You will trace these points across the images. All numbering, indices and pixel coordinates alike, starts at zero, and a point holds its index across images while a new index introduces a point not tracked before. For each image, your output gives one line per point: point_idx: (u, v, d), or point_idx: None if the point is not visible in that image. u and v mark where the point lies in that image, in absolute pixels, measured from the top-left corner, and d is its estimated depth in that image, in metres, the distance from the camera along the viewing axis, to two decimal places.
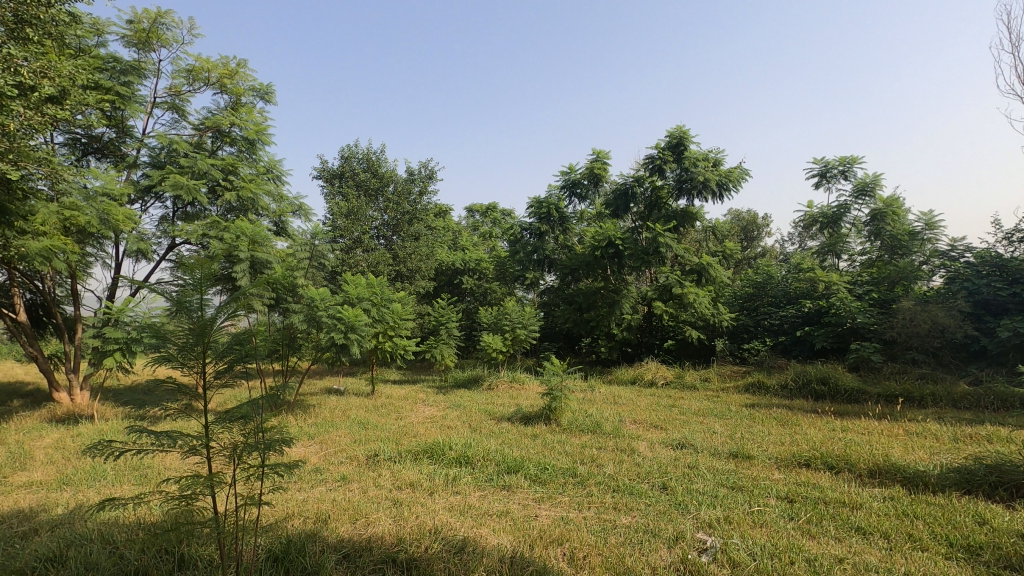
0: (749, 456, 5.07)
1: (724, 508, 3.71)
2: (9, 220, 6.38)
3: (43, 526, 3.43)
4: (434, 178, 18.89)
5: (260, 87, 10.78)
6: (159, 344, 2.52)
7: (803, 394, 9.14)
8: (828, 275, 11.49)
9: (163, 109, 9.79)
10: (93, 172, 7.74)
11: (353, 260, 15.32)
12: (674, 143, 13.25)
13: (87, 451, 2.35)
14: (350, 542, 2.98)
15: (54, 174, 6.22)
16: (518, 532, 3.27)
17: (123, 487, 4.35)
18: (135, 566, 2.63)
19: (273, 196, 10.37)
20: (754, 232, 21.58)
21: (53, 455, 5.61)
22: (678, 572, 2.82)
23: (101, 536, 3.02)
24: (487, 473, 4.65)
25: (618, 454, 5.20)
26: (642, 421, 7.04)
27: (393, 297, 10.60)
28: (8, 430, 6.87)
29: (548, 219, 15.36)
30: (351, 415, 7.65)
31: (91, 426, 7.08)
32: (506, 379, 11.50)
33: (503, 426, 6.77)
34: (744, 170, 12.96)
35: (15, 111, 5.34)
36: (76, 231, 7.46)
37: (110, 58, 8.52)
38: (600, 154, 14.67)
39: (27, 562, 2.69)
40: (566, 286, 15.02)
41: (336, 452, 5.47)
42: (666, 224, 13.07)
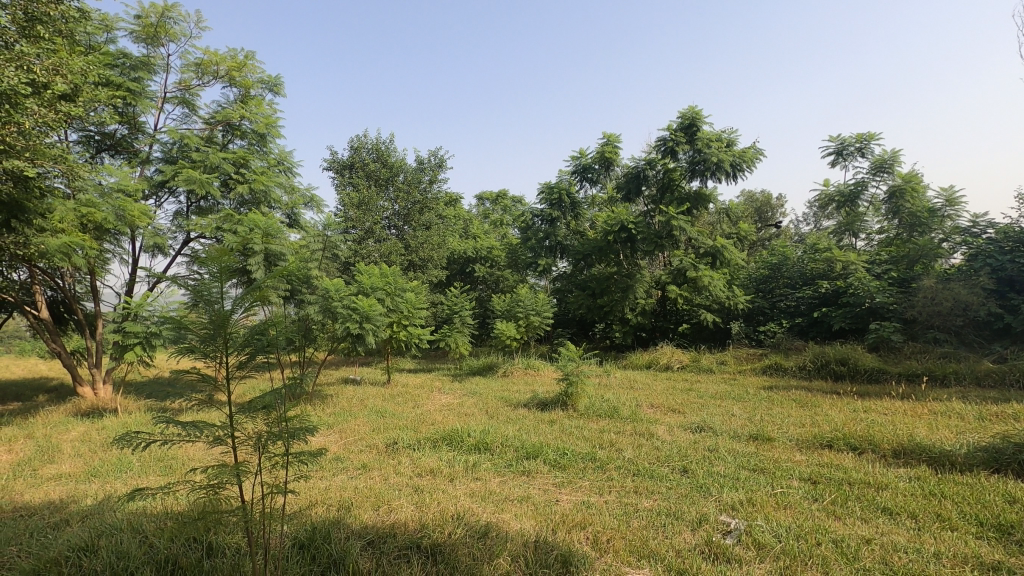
0: (769, 438, 5.02)
1: (746, 490, 3.69)
2: (28, 219, 6.46)
3: (74, 517, 3.51)
4: (443, 167, 18.86)
5: (269, 79, 10.72)
6: (181, 337, 2.54)
7: (822, 375, 9.06)
8: (846, 255, 11.31)
9: (173, 104, 9.81)
10: (108, 169, 7.80)
11: (366, 251, 15.39)
12: (686, 124, 13.03)
13: (115, 442, 2.37)
14: (374, 529, 3.00)
15: (71, 171, 6.28)
16: (540, 517, 3.27)
17: (150, 478, 4.43)
18: (165, 554, 2.66)
19: (284, 188, 10.38)
20: (768, 213, 21.36)
21: (80, 447, 5.73)
22: (702, 554, 2.81)
23: (130, 526, 3.07)
24: (506, 459, 4.67)
25: (637, 438, 5.18)
26: (660, 405, 7.03)
27: (406, 286, 10.63)
28: (36, 424, 7.02)
29: (560, 204, 15.26)
30: (369, 404, 7.71)
31: (116, 419, 7.20)
32: (521, 366, 11.54)
33: (520, 413, 6.80)
34: (758, 150, 12.73)
35: (30, 109, 5.38)
36: (93, 228, 7.56)
37: (120, 55, 8.55)
38: (610, 137, 14.51)
39: (60, 552, 2.74)
40: (579, 272, 14.98)
41: (355, 441, 5.51)
42: (679, 206, 12.94)
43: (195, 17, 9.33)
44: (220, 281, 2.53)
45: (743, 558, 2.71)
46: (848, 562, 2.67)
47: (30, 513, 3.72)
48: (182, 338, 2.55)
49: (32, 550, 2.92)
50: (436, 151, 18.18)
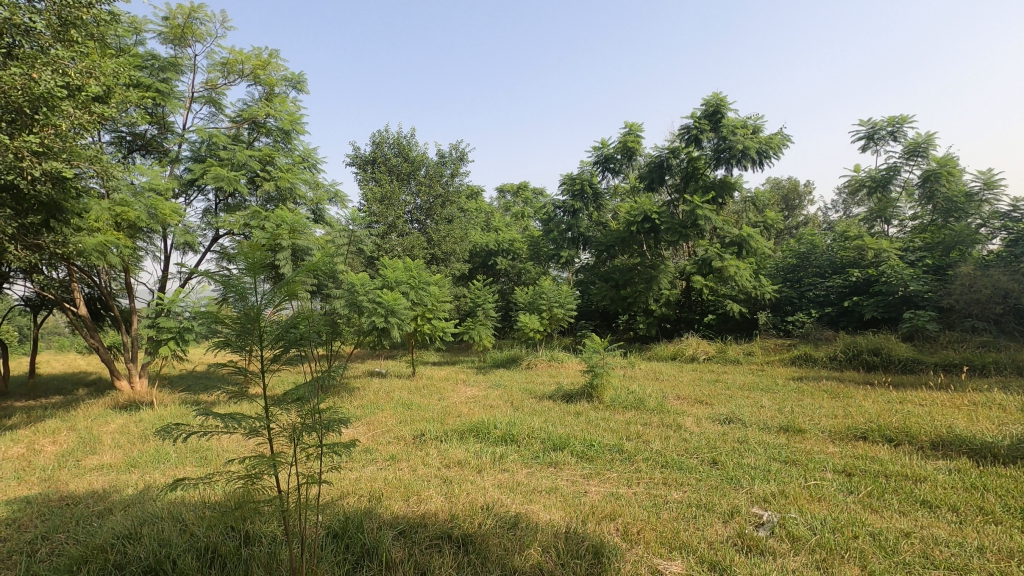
0: (801, 430, 4.93)
1: (779, 483, 3.63)
2: (65, 218, 6.67)
3: (117, 505, 3.63)
4: (464, 160, 18.90)
5: (293, 76, 10.84)
6: (215, 331, 2.59)
7: (854, 365, 8.87)
8: (878, 243, 11.00)
9: (200, 103, 10.00)
10: (139, 169, 7.98)
11: (389, 245, 15.55)
12: (710, 111, 12.75)
13: (157, 434, 2.43)
14: (405, 519, 3.05)
15: (105, 172, 6.44)
16: (569, 508, 3.28)
17: (186, 469, 4.56)
18: (205, 542, 2.73)
19: (309, 184, 10.50)
20: (796, 200, 20.88)
21: (120, 439, 5.92)
22: (735, 547, 2.78)
23: (171, 515, 3.17)
24: (534, 450, 4.68)
25: (664, 430, 5.13)
26: (686, 396, 6.96)
27: (430, 280, 10.67)
28: (77, 417, 7.27)
29: (582, 195, 15.15)
30: (395, 397, 7.81)
31: (152, 412, 7.41)
32: (545, 358, 11.54)
33: (545, 404, 6.81)
34: (785, 136, 12.41)
35: (66, 112, 5.54)
36: (127, 226, 7.80)
37: (149, 56, 8.73)
38: (633, 126, 14.33)
39: (106, 539, 2.83)
40: (602, 264, 14.91)
41: (382, 433, 5.58)
42: (704, 195, 12.75)
43: (220, 17, 9.46)
44: (252, 275, 2.58)
45: (778, 551, 2.68)
46: (886, 556, 2.61)
47: (75, 503, 3.87)
48: (216, 332, 2.61)
49: (79, 537, 3.02)
50: (457, 144, 18.22)
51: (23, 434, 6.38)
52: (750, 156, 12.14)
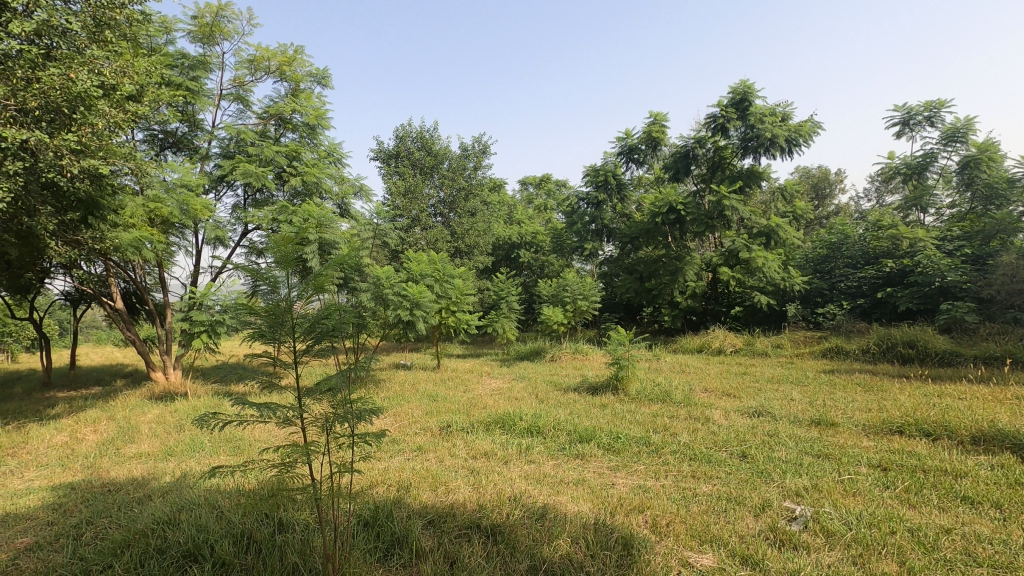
0: (833, 423, 4.83)
1: (812, 476, 3.56)
2: (103, 215, 6.89)
3: (156, 492, 3.75)
4: (487, 153, 18.89)
5: (317, 72, 10.94)
6: (248, 323, 2.63)
7: (888, 358, 8.65)
8: (913, 232, 10.65)
9: (229, 100, 10.18)
10: (171, 166, 8.17)
11: (412, 238, 15.68)
12: (738, 99, 12.46)
13: (195, 423, 2.48)
14: (434, 509, 3.08)
15: (140, 169, 6.61)
16: (597, 500, 3.27)
17: (220, 458, 4.69)
18: (241, 528, 2.80)
19: (335, 178, 10.63)
20: (826, 189, 20.36)
21: (156, 429, 6.11)
22: (767, 541, 2.74)
23: (207, 501, 3.26)
24: (560, 442, 4.68)
25: (691, 423, 5.08)
26: (714, 389, 6.87)
27: (454, 273, 10.72)
28: (116, 407, 7.53)
29: (605, 186, 15.00)
30: (421, 389, 7.90)
31: (186, 403, 7.62)
32: (569, 350, 11.52)
33: (570, 397, 6.81)
34: (816, 123, 12.06)
35: (102, 112, 5.70)
36: (160, 222, 8.02)
37: (179, 55, 8.90)
38: (657, 116, 14.12)
39: (147, 524, 2.93)
40: (626, 256, 14.85)
41: (410, 424, 5.65)
42: (731, 185, 12.51)
43: (247, 15, 9.59)
44: (283, 268, 2.62)
45: (811, 546, 2.63)
46: (926, 552, 2.55)
47: (116, 489, 4.01)
48: (250, 324, 2.66)
49: (121, 522, 3.13)
50: (479, 137, 18.23)
51: (67, 423, 6.64)
52: (778, 144, 11.86)
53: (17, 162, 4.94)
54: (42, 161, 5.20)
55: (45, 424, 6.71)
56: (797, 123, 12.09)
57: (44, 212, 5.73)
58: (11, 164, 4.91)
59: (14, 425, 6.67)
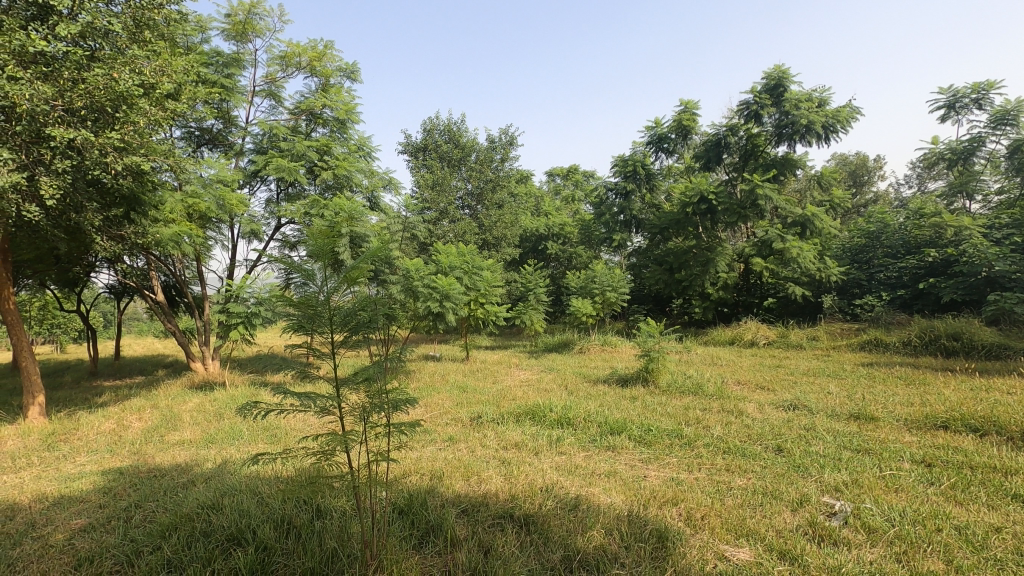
0: (873, 417, 4.70)
1: (851, 471, 3.48)
2: (145, 210, 7.14)
3: (199, 478, 3.89)
4: (514, 145, 18.88)
5: (347, 66, 11.05)
6: (288, 315, 2.68)
7: (931, 351, 8.35)
8: (959, 220, 10.23)
9: (262, 97, 10.38)
10: (208, 162, 8.37)
11: (440, 231, 15.81)
12: (772, 84, 12.10)
13: (238, 412, 2.54)
14: (467, 498, 3.12)
15: (178, 165, 6.79)
16: (630, 492, 3.25)
17: (258, 446, 4.83)
18: (282, 514, 2.88)
19: (365, 172, 10.76)
20: (864, 176, 19.73)
21: (197, 417, 6.31)
22: (806, 536, 2.68)
23: (248, 488, 3.36)
24: (590, 434, 4.67)
25: (725, 416, 5.01)
26: (747, 382, 6.76)
27: (483, 265, 10.74)
28: (159, 396, 7.83)
29: (634, 176, 14.81)
30: (450, 380, 7.98)
31: (224, 393, 7.86)
32: (598, 342, 11.48)
33: (600, 389, 6.80)
34: (855, 108, 11.63)
35: (143, 110, 5.87)
36: (198, 217, 8.25)
37: (214, 53, 9.11)
38: (688, 104, 13.86)
39: (192, 509, 3.04)
40: (656, 247, 14.65)
41: (441, 414, 5.72)
42: (765, 173, 12.22)
43: (278, 12, 9.74)
44: (322, 262, 2.65)
45: (852, 542, 2.57)
46: (974, 551, 2.46)
47: (162, 474, 4.18)
48: (290, 316, 2.71)
49: (168, 506, 3.26)
50: (506, 128, 18.23)
51: (114, 411, 6.92)
52: (815, 131, 11.49)
53: (65, 161, 5.14)
54: (88, 159, 5.39)
55: (93, 411, 7.01)
56: (835, 108, 11.67)
57: (90, 209, 5.95)
58: (59, 162, 5.11)
59: (65, 413, 6.99)
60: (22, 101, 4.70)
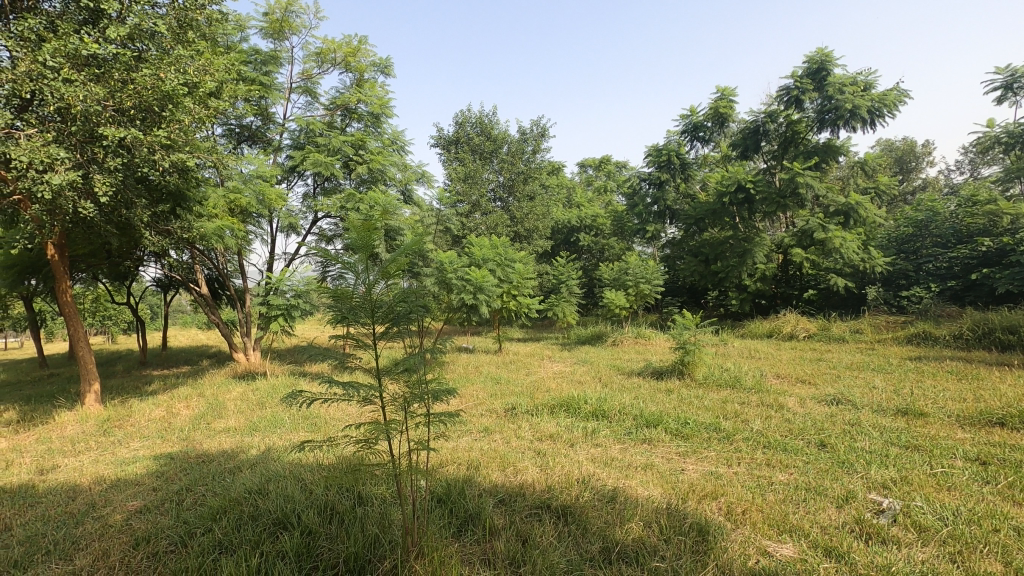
0: (922, 413, 4.52)
1: (899, 469, 3.36)
2: (190, 206, 7.36)
3: (244, 464, 4.03)
4: (545, 136, 18.80)
5: (380, 61, 11.16)
6: (333, 307, 2.73)
7: (984, 345, 7.99)
8: (1016, 207, 9.70)
9: (298, 93, 10.59)
10: (248, 158, 8.59)
11: (472, 224, 15.90)
12: (815, 69, 11.69)
13: (283, 401, 2.60)
14: (505, 489, 3.15)
15: (220, 161, 6.99)
16: (667, 485, 3.23)
17: (299, 434, 4.97)
18: (325, 500, 2.96)
19: (398, 166, 10.87)
20: (911, 162, 18.94)
21: (241, 405, 6.54)
22: (852, 534, 2.61)
23: (292, 474, 3.47)
24: (626, 427, 4.65)
25: (764, 410, 4.90)
26: (787, 375, 6.59)
27: (515, 258, 10.75)
28: (205, 385, 8.13)
29: (668, 166, 14.55)
30: (484, 371, 8.03)
31: (265, 382, 8.10)
32: (631, 335, 11.38)
33: (634, 381, 6.76)
34: (903, 92, 11.10)
35: (188, 109, 6.06)
36: (239, 212, 8.50)
37: (252, 51, 9.32)
38: (725, 91, 13.52)
39: (240, 493, 3.16)
40: (691, 238, 14.40)
41: (476, 405, 5.78)
42: (806, 161, 11.84)
43: (313, 9, 9.89)
44: (363, 254, 2.68)
45: (902, 540, 2.49)
46: None
47: (210, 460, 4.34)
48: (333, 308, 2.75)
49: (216, 490, 3.38)
50: (538, 119, 18.17)
51: (163, 399, 7.22)
52: (860, 116, 11.03)
53: (117, 159, 5.34)
54: (137, 156, 5.59)
55: (144, 399, 7.33)
56: (882, 92, 11.16)
57: (139, 205, 6.20)
58: (111, 161, 5.33)
59: (119, 400, 7.33)
60: (76, 102, 4.92)
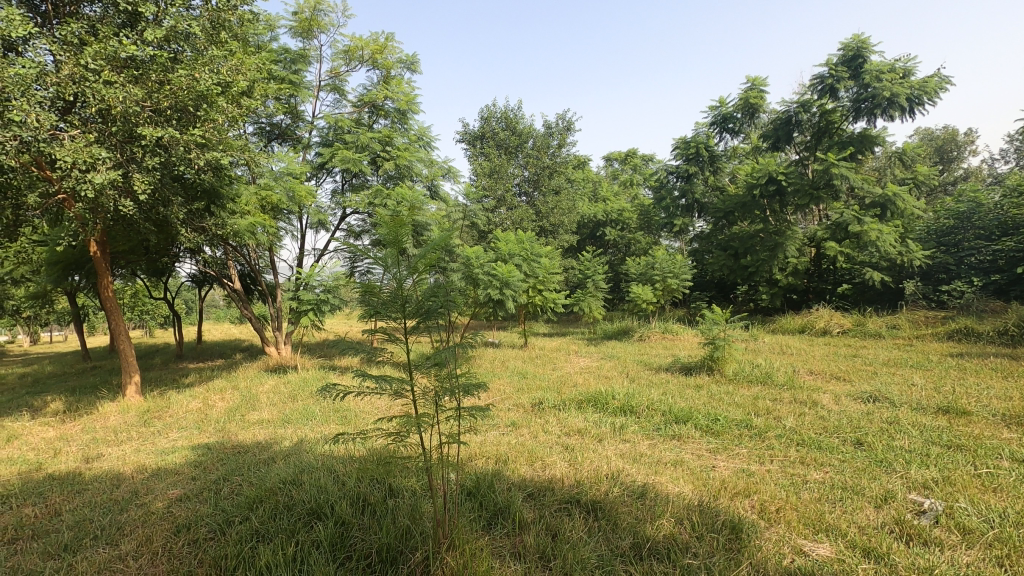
0: (966, 412, 4.36)
1: (941, 469, 3.25)
2: (223, 203, 7.53)
3: (278, 455, 4.12)
4: (571, 130, 18.68)
5: (407, 57, 11.22)
6: (366, 301, 2.77)
7: None
8: None
9: (327, 91, 10.73)
10: (278, 156, 8.75)
11: (498, 219, 15.92)
12: (850, 56, 11.34)
13: (317, 394, 2.65)
14: (534, 483, 3.16)
15: (252, 159, 7.13)
16: (699, 482, 3.18)
17: (330, 427, 5.06)
18: (357, 492, 3.01)
19: (425, 161, 10.93)
20: (953, 151, 18.25)
21: (273, 398, 6.69)
22: (892, 534, 2.54)
23: (325, 465, 3.54)
24: (655, 422, 4.60)
25: (797, 407, 4.80)
26: (820, 372, 6.44)
27: (541, 252, 10.74)
28: (239, 378, 8.35)
29: (696, 159, 14.31)
30: (511, 366, 8.05)
31: (296, 376, 8.27)
32: (658, 330, 11.25)
33: (663, 376, 6.69)
34: (945, 79, 10.67)
35: (222, 108, 6.19)
36: (271, 208, 8.67)
37: (282, 51, 9.47)
38: (755, 81, 13.22)
39: (276, 483, 3.24)
40: (720, 231, 14.15)
41: (504, 399, 5.80)
42: (841, 152, 11.51)
43: (341, 7, 9.98)
44: (394, 249, 2.70)
45: (945, 542, 2.42)
46: None
47: (245, 451, 4.46)
48: (366, 303, 2.79)
49: (252, 480, 3.48)
50: (563, 113, 18.07)
51: (199, 391, 7.43)
52: (898, 104, 10.65)
53: (154, 158, 5.50)
54: (174, 155, 5.75)
55: (181, 391, 7.56)
56: (922, 79, 10.75)
57: (175, 202, 6.37)
58: (149, 160, 5.48)
59: (158, 392, 7.58)
60: (116, 104, 5.07)
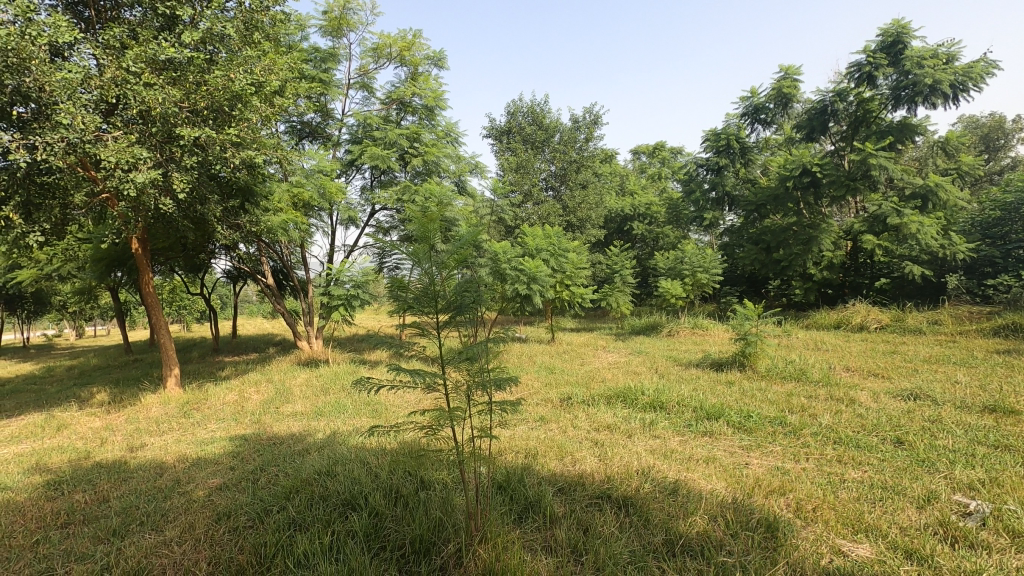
0: (1014, 411, 4.18)
1: (988, 469, 3.14)
2: (257, 201, 7.69)
3: (312, 447, 4.21)
4: (598, 124, 18.51)
5: (434, 54, 11.28)
6: (398, 297, 2.79)
7: None
8: None
9: (356, 89, 10.86)
10: (309, 153, 8.89)
11: (524, 214, 15.90)
12: (889, 42, 10.95)
13: (353, 387, 2.69)
14: (564, 478, 3.16)
15: (284, 157, 7.27)
16: (732, 480, 3.14)
17: (362, 420, 5.15)
18: (390, 484, 3.06)
19: (452, 158, 10.98)
20: (1000, 139, 17.47)
21: (306, 391, 6.84)
22: (935, 536, 2.47)
23: (358, 458, 3.61)
24: (686, 419, 4.55)
25: (834, 404, 4.69)
26: (857, 368, 6.28)
27: (568, 247, 10.69)
28: (273, 371, 8.55)
29: (727, 151, 14.03)
30: (539, 361, 8.05)
31: (327, 370, 8.42)
32: (688, 325, 11.08)
33: (692, 372, 6.60)
34: (991, 63, 10.20)
35: (256, 108, 6.32)
36: (302, 205, 8.83)
37: (312, 50, 9.61)
38: (788, 70, 12.87)
39: (311, 474, 3.31)
40: (751, 225, 13.86)
41: (533, 394, 5.80)
42: (879, 142, 11.13)
43: (369, 5, 10.07)
44: (424, 244, 2.71)
45: (993, 546, 2.33)
46: None
47: (280, 442, 4.58)
48: (398, 298, 2.82)
49: (288, 470, 3.56)
50: (590, 106, 17.91)
51: (236, 384, 7.65)
52: (941, 91, 10.23)
53: (193, 157, 5.65)
54: (211, 154, 5.90)
55: (218, 384, 7.78)
56: (966, 64, 10.30)
57: (212, 201, 6.55)
58: (187, 159, 5.65)
59: (196, 385, 7.81)
60: (156, 105, 5.22)
